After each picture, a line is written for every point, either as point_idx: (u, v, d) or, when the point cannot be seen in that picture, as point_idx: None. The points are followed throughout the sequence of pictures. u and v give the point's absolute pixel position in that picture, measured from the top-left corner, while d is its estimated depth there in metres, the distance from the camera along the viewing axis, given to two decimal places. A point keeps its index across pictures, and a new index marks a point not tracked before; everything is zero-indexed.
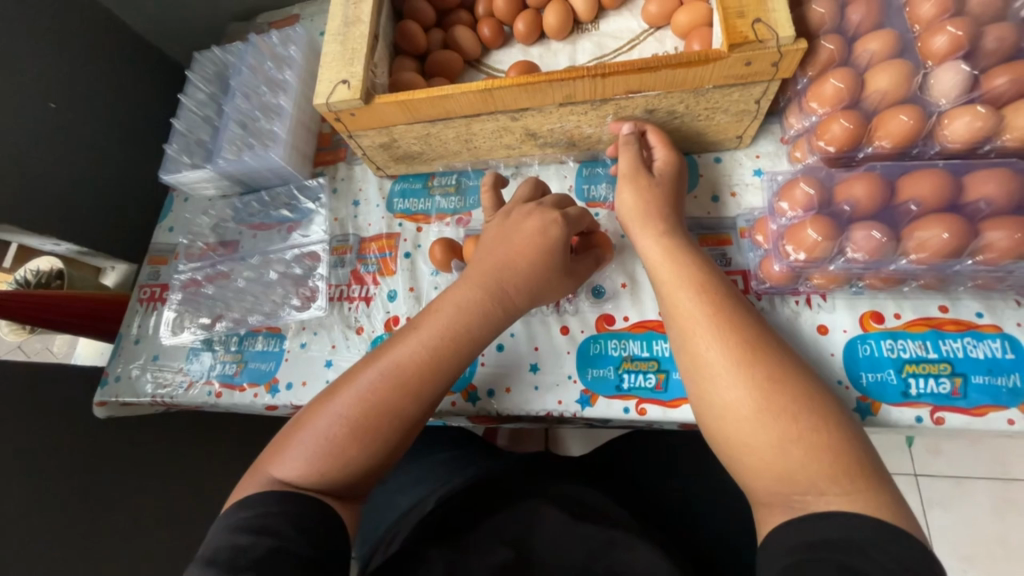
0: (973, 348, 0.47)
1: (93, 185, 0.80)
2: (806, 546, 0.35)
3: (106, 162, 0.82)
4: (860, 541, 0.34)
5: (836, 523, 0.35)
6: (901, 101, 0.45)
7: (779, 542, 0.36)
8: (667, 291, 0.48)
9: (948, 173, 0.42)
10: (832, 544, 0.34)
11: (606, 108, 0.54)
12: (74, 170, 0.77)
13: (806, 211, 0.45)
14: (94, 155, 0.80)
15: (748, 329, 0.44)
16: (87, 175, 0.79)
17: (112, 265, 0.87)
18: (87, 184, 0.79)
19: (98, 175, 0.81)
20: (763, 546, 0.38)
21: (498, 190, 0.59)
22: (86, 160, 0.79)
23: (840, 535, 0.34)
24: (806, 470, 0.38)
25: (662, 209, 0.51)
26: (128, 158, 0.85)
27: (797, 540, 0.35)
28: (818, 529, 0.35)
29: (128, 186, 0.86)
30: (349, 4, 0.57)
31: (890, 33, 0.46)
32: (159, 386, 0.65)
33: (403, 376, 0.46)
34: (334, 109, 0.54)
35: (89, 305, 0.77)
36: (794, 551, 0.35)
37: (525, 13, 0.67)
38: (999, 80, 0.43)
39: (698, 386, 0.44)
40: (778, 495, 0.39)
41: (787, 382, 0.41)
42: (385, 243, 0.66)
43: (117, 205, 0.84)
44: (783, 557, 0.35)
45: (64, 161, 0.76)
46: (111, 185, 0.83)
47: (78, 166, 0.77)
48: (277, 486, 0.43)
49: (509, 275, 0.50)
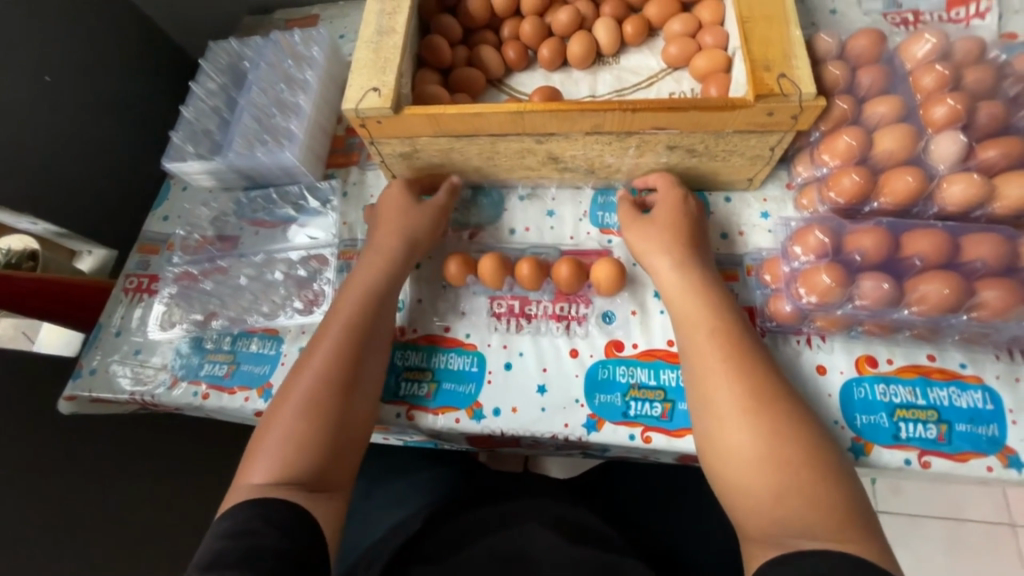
0: (958, 397, 0.50)
1: (83, 168, 0.76)
2: None
3: (100, 142, 0.78)
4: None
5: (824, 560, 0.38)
6: (904, 162, 0.49)
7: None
8: (685, 329, 0.51)
9: (944, 233, 0.45)
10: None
11: (630, 141, 0.55)
12: (65, 149, 0.73)
13: (819, 257, 0.47)
14: (87, 135, 0.76)
15: (756, 373, 0.47)
16: (78, 155, 0.75)
17: (89, 249, 0.80)
18: (75, 163, 0.75)
19: (90, 156, 0.77)
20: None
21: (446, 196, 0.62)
22: (78, 139, 0.75)
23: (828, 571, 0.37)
24: (797, 510, 0.41)
25: (681, 249, 0.53)
26: (123, 141, 0.81)
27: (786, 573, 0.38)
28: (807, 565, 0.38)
29: (121, 170, 0.82)
30: (383, 13, 0.57)
31: (895, 99, 0.50)
32: (141, 383, 0.61)
33: (340, 357, 0.51)
34: (362, 115, 0.53)
35: (52, 289, 0.70)
36: None
37: (552, 41, 0.69)
38: (989, 152, 0.47)
39: (707, 430, 0.47)
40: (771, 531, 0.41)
41: (792, 429, 0.44)
42: None
43: (108, 190, 0.80)
44: None
45: (55, 138, 0.72)
46: (102, 167, 0.79)
47: (67, 143, 0.73)
48: (253, 492, 0.45)
49: None
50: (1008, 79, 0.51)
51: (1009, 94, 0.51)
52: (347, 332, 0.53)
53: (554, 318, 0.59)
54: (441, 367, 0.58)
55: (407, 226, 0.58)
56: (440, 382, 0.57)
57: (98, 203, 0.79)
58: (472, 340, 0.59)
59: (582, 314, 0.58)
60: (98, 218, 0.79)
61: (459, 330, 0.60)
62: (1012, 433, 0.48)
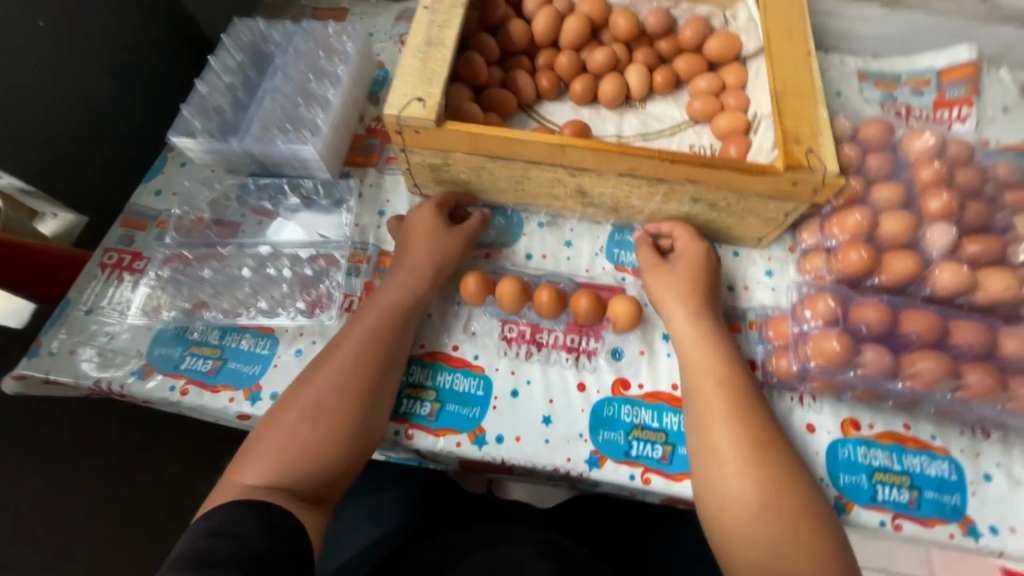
0: (928, 465, 0.54)
1: (69, 126, 0.70)
2: None
3: (93, 102, 0.72)
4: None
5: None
6: (902, 245, 0.53)
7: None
8: (693, 375, 0.53)
9: (934, 315, 0.50)
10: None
11: (659, 188, 0.57)
12: (52, 103, 0.67)
13: (827, 323, 0.52)
14: (79, 92, 0.70)
15: (759, 424, 0.49)
16: (65, 112, 0.69)
17: (53, 212, 0.72)
18: (60, 119, 0.69)
19: (79, 115, 0.71)
20: None
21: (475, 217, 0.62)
22: (68, 95, 0.69)
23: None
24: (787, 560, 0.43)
25: (695, 298, 0.55)
26: (117, 104, 0.76)
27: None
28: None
29: (111, 134, 0.76)
30: (433, 25, 0.57)
31: (897, 187, 0.55)
32: (109, 370, 0.56)
33: (351, 370, 0.51)
34: (402, 123, 0.53)
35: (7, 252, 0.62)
36: None
37: (586, 77, 0.71)
38: (972, 247, 0.52)
39: (704, 476, 0.48)
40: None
41: (787, 482, 0.46)
42: None
43: (93, 153, 0.74)
44: None
45: (42, 90, 0.66)
46: (90, 128, 0.73)
47: (55, 97, 0.67)
48: (244, 490, 0.46)
49: None
50: (990, 182, 0.58)
51: (990, 195, 0.57)
52: (363, 346, 0.53)
53: (564, 349, 0.59)
54: (445, 388, 0.57)
55: (434, 248, 0.57)
56: (443, 403, 0.56)
57: (80, 166, 0.72)
58: (480, 362, 0.58)
59: (592, 348, 0.59)
60: (75, 181, 0.72)
61: (467, 350, 0.59)
62: (971, 504, 0.52)
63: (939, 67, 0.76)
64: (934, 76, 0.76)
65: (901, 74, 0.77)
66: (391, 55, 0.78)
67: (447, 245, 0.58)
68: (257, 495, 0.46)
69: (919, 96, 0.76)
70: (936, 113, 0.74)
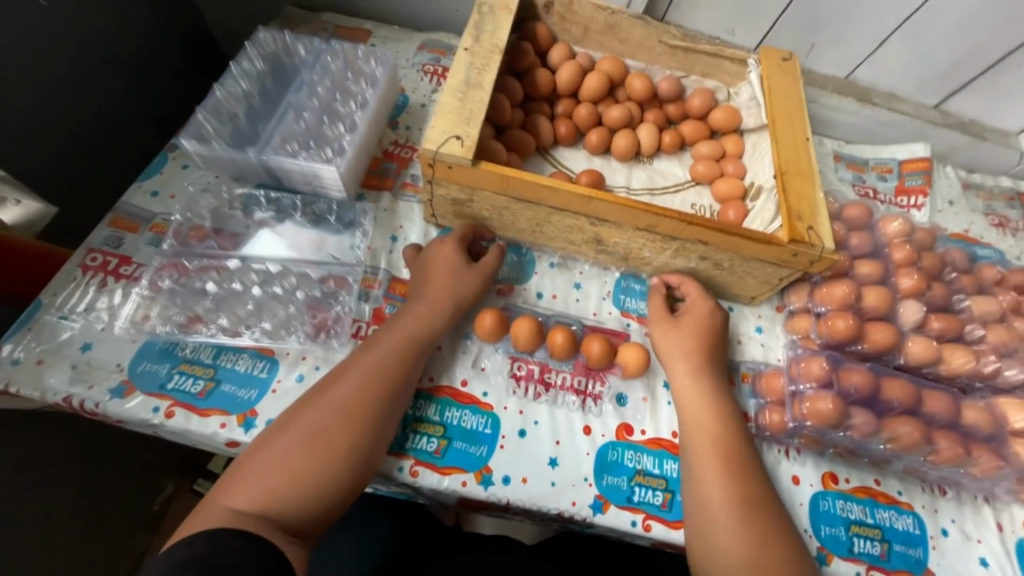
0: (896, 519, 0.56)
1: (55, 111, 0.64)
2: None
3: (86, 88, 0.67)
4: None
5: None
6: (881, 317, 0.59)
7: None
8: (693, 428, 0.55)
9: (909, 384, 0.56)
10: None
11: (671, 245, 0.61)
12: (41, 86, 0.62)
13: (819, 385, 0.56)
14: (74, 77, 0.65)
15: (755, 480, 0.52)
16: (52, 95, 0.63)
17: (15, 197, 0.62)
18: (47, 104, 0.63)
19: (68, 101, 0.66)
20: None
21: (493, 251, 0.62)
22: (60, 78, 0.64)
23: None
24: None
25: (701, 353, 0.59)
26: (109, 91, 0.71)
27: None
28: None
29: (100, 123, 0.71)
30: (473, 67, 0.59)
31: (876, 264, 0.62)
32: (83, 385, 0.50)
33: (364, 396, 0.49)
34: (439, 158, 0.54)
35: None
36: None
37: (602, 130, 0.75)
38: (937, 324, 0.59)
39: (703, 522, 0.49)
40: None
41: (777, 539, 0.48)
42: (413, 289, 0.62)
43: (74, 140, 0.67)
44: None
45: (33, 70, 0.61)
46: (76, 116, 0.67)
47: (46, 82, 0.62)
48: (228, 517, 0.41)
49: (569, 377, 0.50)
50: (947, 267, 0.66)
51: (947, 278, 0.66)
52: (377, 372, 0.51)
53: (572, 391, 0.60)
54: (453, 424, 0.56)
55: (455, 281, 0.57)
56: (450, 439, 0.55)
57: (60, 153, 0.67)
58: (489, 399, 0.58)
59: (598, 392, 0.60)
60: (52, 171, 0.66)
61: (476, 386, 0.58)
62: (932, 556, 0.55)
63: (900, 158, 0.87)
64: (896, 165, 0.87)
65: (868, 160, 0.88)
66: (412, 83, 0.79)
67: (466, 278, 0.58)
68: (242, 526, 0.41)
69: (883, 181, 0.86)
70: (897, 198, 0.84)
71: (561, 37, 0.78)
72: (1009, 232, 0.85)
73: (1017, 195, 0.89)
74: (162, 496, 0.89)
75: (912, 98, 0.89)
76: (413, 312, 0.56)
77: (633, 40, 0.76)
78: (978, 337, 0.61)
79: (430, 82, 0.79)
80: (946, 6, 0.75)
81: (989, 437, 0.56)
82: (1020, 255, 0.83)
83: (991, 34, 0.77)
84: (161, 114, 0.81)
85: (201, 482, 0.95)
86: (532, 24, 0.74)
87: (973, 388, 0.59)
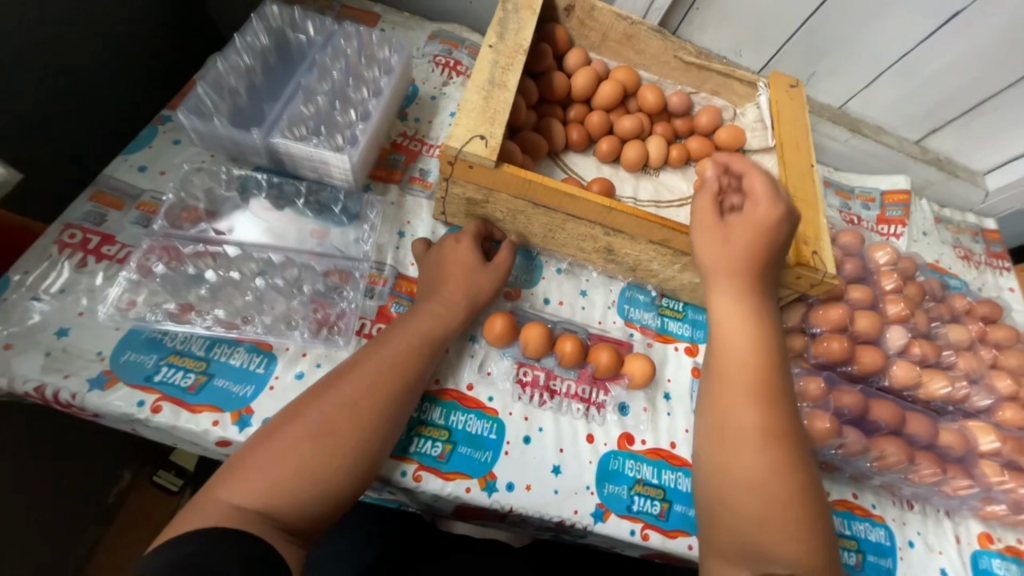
0: (870, 531, 0.57)
1: (30, 70, 0.58)
2: None
3: (68, 49, 0.61)
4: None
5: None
6: (870, 340, 0.63)
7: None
8: (725, 348, 0.51)
9: (894, 407, 0.59)
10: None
11: (681, 259, 0.62)
12: (15, 39, 0.55)
13: (813, 404, 0.58)
14: (58, 36, 0.59)
15: (786, 408, 0.48)
16: (28, 53, 0.57)
17: None
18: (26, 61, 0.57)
19: (49, 61, 0.59)
20: None
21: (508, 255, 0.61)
22: (38, 34, 0.57)
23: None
24: (778, 549, 0.43)
25: (746, 268, 0.52)
26: (94, 52, 0.65)
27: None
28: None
29: (82, 88, 0.65)
30: (497, 67, 0.58)
31: (866, 289, 0.65)
32: (57, 374, 0.46)
33: (374, 392, 0.47)
34: (461, 156, 0.53)
35: None
36: None
37: (613, 139, 0.75)
38: (918, 349, 0.63)
39: (719, 446, 0.48)
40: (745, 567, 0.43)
41: (799, 476, 0.46)
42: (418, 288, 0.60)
43: (48, 103, 0.61)
44: None
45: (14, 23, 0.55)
46: (54, 77, 0.61)
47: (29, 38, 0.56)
48: (226, 513, 0.39)
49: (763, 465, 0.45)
50: (927, 296, 0.71)
51: (927, 306, 0.70)
52: (389, 368, 0.49)
53: (576, 399, 0.60)
54: (458, 428, 0.55)
55: (469, 281, 0.56)
56: (455, 444, 0.54)
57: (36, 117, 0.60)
58: (494, 405, 0.57)
59: (601, 401, 0.60)
60: (24, 137, 0.59)
61: (481, 391, 0.58)
62: (899, 567, 0.56)
63: (883, 189, 0.92)
64: (879, 195, 0.92)
65: (854, 188, 0.92)
66: (422, 73, 0.76)
67: (480, 278, 0.57)
68: (242, 525, 0.38)
69: (867, 210, 0.90)
70: (878, 226, 0.89)
71: (578, 41, 0.77)
72: (972, 264, 0.91)
73: (980, 231, 0.96)
74: (116, 488, 0.83)
75: (897, 132, 0.95)
76: (426, 311, 0.54)
77: (649, 52, 0.77)
78: (951, 363, 0.66)
79: (442, 74, 0.77)
80: (937, 50, 0.80)
81: (960, 458, 0.60)
82: (981, 287, 0.89)
83: (973, 81, 0.82)
84: (148, 82, 0.75)
85: (161, 473, 0.87)
86: (551, 26, 0.73)
87: (946, 411, 0.64)
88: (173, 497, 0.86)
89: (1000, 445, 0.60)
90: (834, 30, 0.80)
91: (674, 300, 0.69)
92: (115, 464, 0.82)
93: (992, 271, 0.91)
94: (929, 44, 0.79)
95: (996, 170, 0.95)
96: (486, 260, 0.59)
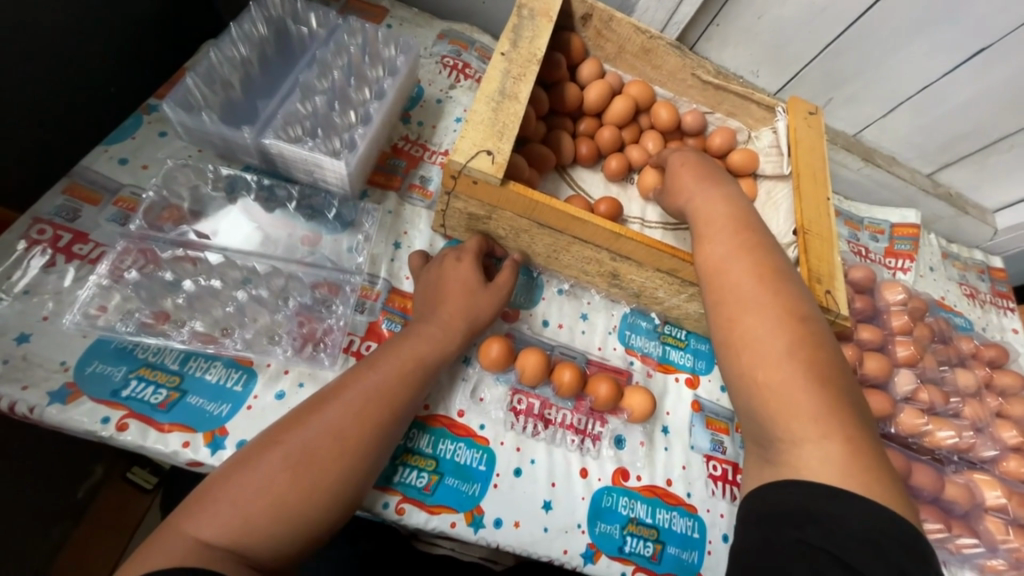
0: None
1: (18, 52, 0.54)
2: (794, 512, 0.34)
3: (62, 33, 0.57)
4: (851, 535, 0.32)
5: (823, 496, 0.34)
6: (877, 384, 0.61)
7: (756, 502, 0.37)
8: (708, 222, 0.50)
9: (900, 455, 0.57)
10: (818, 519, 0.33)
11: (688, 290, 0.59)
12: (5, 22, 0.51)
13: None
14: (58, 21, 0.56)
15: (768, 259, 0.45)
16: (18, 35, 0.53)
17: None
18: (19, 47, 0.53)
19: (38, 42, 0.55)
20: (748, 507, 0.37)
21: (512, 276, 0.57)
22: (28, 18, 0.53)
23: (826, 509, 0.33)
24: (797, 407, 0.37)
25: (715, 165, 0.57)
26: (96, 40, 0.61)
27: (766, 509, 0.35)
28: (803, 496, 0.34)
29: (76, 72, 0.61)
30: (509, 77, 0.55)
31: (874, 329, 0.63)
32: (14, 385, 0.42)
33: (360, 423, 0.44)
34: (466, 172, 0.50)
35: None
36: (782, 514, 0.34)
37: (623, 156, 0.71)
38: (926, 395, 0.62)
39: (727, 311, 0.44)
40: (757, 451, 0.40)
41: (817, 327, 0.41)
42: (411, 304, 0.56)
43: (36, 89, 0.57)
44: (764, 520, 0.35)
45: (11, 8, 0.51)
46: (45, 62, 0.57)
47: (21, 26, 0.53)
48: (190, 550, 0.35)
49: (744, 404, 0.41)
50: (936, 338, 0.69)
51: (936, 349, 0.68)
52: (376, 394, 0.45)
53: (571, 430, 0.57)
54: (446, 458, 0.52)
55: (468, 304, 0.53)
56: (442, 475, 0.51)
57: (27, 105, 0.57)
58: (485, 433, 0.54)
59: (597, 433, 0.57)
60: (11, 123, 0.56)
61: (473, 418, 0.55)
62: None
63: (893, 221, 0.90)
64: (888, 228, 0.90)
65: (863, 218, 0.90)
66: (428, 75, 0.73)
67: (476, 298, 0.54)
68: (210, 565, 0.35)
69: (875, 241, 0.88)
70: (886, 259, 0.87)
71: (593, 52, 0.75)
72: (978, 303, 0.89)
73: (986, 269, 0.95)
74: (88, 483, 0.73)
75: (909, 164, 0.93)
76: (418, 333, 0.51)
77: (665, 69, 0.74)
78: (957, 411, 0.64)
79: (449, 77, 0.73)
80: (962, 83, 0.77)
81: (964, 512, 0.59)
82: (986, 327, 0.88)
83: (992, 118, 0.80)
84: (145, 68, 0.70)
85: (136, 468, 0.76)
86: (566, 34, 0.70)
87: (951, 460, 0.62)
88: (147, 495, 0.77)
89: (1005, 501, 0.58)
90: (859, 54, 0.77)
91: (677, 328, 0.67)
92: (88, 456, 0.72)
93: (997, 311, 0.90)
94: (956, 76, 0.76)
95: (1007, 209, 0.94)
96: (485, 279, 0.55)
